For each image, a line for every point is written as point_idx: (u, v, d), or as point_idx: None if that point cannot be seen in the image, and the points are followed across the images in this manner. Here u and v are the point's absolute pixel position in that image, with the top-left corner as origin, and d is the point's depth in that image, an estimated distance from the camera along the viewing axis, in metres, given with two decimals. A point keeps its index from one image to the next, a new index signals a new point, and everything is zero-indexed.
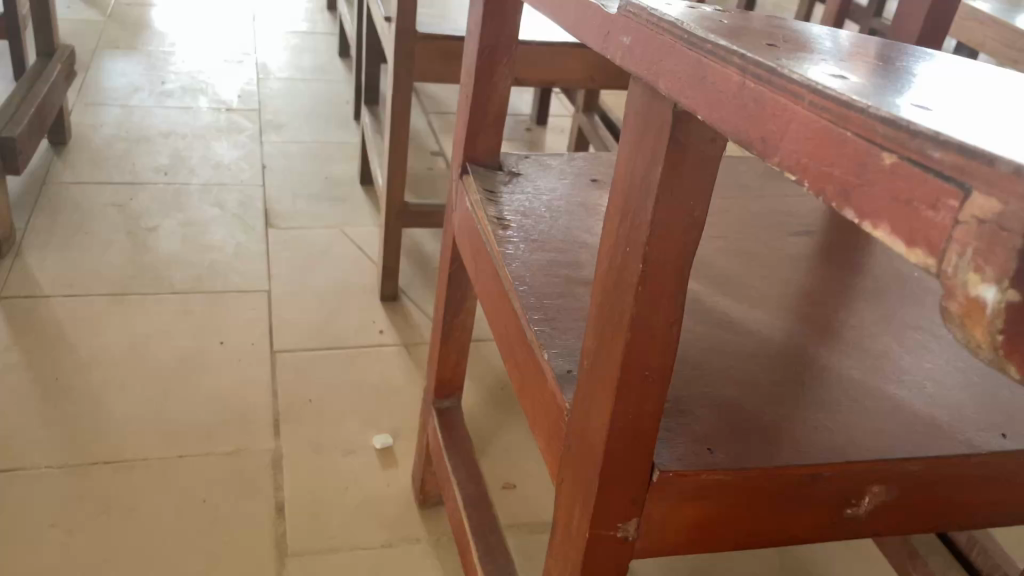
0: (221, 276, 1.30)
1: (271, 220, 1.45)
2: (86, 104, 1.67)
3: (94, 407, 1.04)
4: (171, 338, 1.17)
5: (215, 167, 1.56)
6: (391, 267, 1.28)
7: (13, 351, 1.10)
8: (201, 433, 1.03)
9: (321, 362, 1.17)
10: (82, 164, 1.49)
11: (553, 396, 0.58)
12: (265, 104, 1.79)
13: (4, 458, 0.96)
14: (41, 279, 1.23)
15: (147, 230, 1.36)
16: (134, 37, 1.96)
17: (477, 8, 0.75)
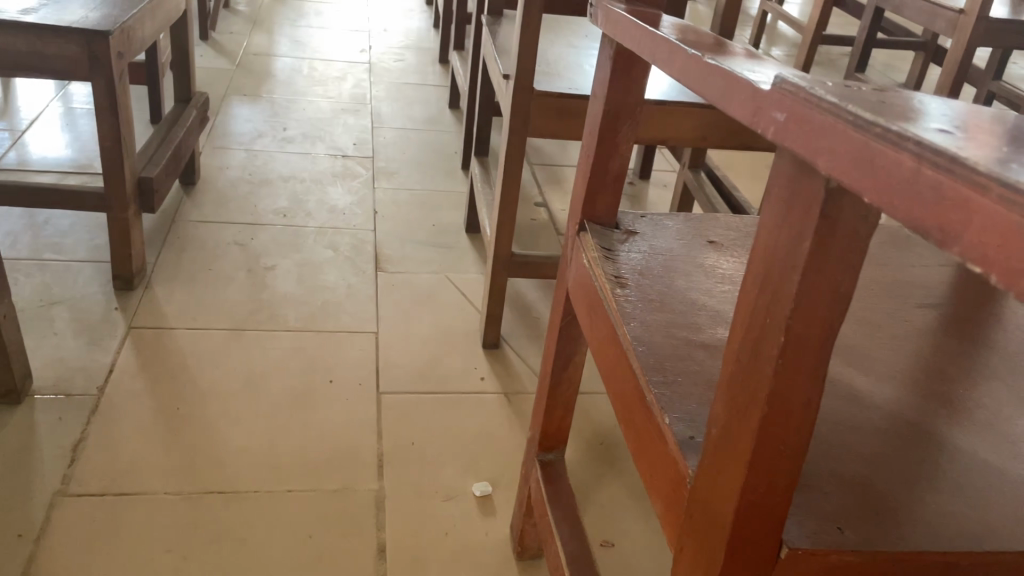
0: (332, 316, 1.35)
1: (380, 264, 1.50)
2: (214, 147, 1.77)
3: (211, 438, 1.09)
4: (283, 374, 1.21)
5: (330, 211, 1.62)
6: (494, 315, 1.30)
7: (140, 378, 1.16)
8: (309, 470, 1.06)
9: (425, 406, 1.19)
10: (209, 204, 1.58)
11: (674, 461, 0.57)
12: (378, 151, 1.87)
13: (126, 482, 1.01)
14: (168, 311, 1.30)
15: (265, 269, 1.43)
16: (259, 85, 2.08)
17: (604, 70, 0.77)
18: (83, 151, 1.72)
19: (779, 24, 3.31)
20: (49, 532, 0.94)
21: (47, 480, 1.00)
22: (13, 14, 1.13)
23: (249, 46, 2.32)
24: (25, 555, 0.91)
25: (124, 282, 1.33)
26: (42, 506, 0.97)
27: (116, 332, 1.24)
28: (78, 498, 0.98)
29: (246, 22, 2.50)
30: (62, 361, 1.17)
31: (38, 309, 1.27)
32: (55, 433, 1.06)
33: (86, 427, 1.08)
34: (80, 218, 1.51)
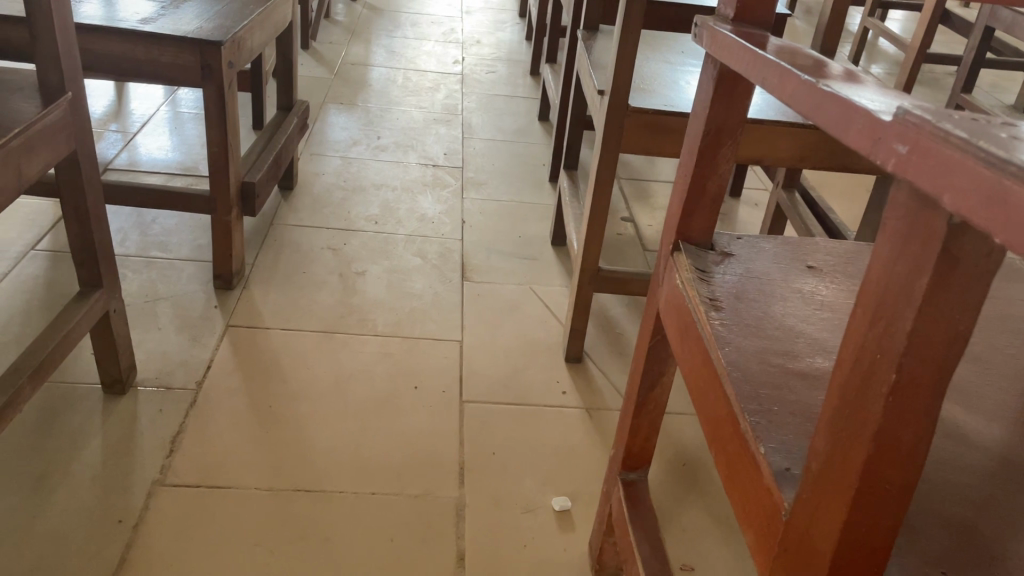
0: (419, 323, 1.37)
1: (466, 273, 1.51)
2: (312, 154, 1.83)
3: (299, 437, 1.12)
4: (370, 378, 1.24)
5: (419, 220, 1.65)
6: (578, 330, 1.30)
7: (235, 375, 1.21)
8: (392, 474, 1.08)
9: (506, 417, 1.20)
10: (305, 209, 1.64)
11: (768, 492, 0.56)
12: (468, 161, 1.89)
13: (219, 475, 1.05)
14: (264, 312, 1.35)
15: (356, 274, 1.47)
16: (356, 94, 2.14)
17: (707, 90, 0.76)
18: (190, 154, 1.81)
19: (880, 41, 3.21)
20: (147, 519, 0.98)
21: (147, 468, 1.05)
22: (133, 24, 1.19)
23: (347, 56, 2.38)
24: (124, 540, 0.95)
25: (223, 282, 1.39)
26: (141, 493, 1.01)
27: (214, 329, 1.30)
28: (174, 488, 1.02)
29: (345, 32, 2.57)
30: (165, 355, 1.23)
31: (144, 304, 1.33)
32: (155, 424, 1.11)
33: (184, 420, 1.13)
34: (185, 219, 1.58)
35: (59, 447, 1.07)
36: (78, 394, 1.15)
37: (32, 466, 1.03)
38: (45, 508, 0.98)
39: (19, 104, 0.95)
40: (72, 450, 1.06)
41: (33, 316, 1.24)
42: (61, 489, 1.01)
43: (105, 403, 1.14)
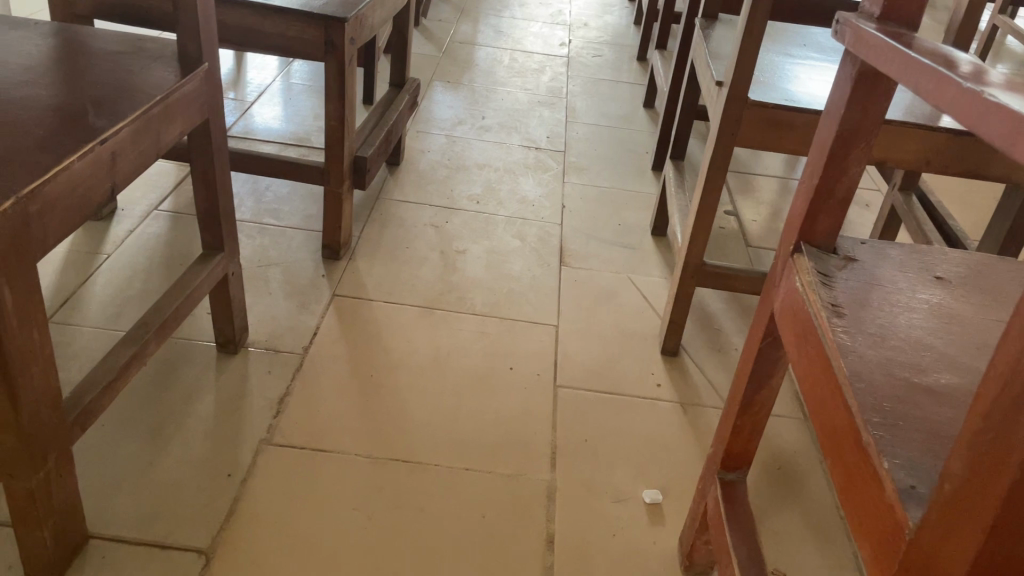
0: (516, 305, 1.38)
1: (565, 258, 1.52)
2: (418, 131, 1.86)
3: (397, 409, 1.15)
4: (467, 356, 1.26)
5: (520, 202, 1.66)
6: (677, 323, 1.29)
7: (339, 344, 1.25)
8: (486, 452, 1.10)
9: (600, 405, 1.20)
10: (409, 185, 1.67)
11: (891, 509, 0.55)
12: (570, 146, 1.89)
13: (321, 439, 1.09)
14: (368, 284, 1.39)
15: (456, 252, 1.49)
16: (462, 72, 2.16)
17: (843, 89, 0.74)
18: (302, 126, 1.86)
19: (1009, 39, 3.04)
20: (254, 475, 1.03)
21: (256, 427, 1.10)
22: None
23: (455, 35, 2.40)
24: (232, 493, 1.00)
25: (331, 252, 1.44)
26: (249, 449, 1.06)
27: (321, 298, 1.34)
28: (280, 448, 1.07)
29: (454, 11, 2.59)
30: (275, 319, 1.29)
31: (257, 270, 1.39)
32: (264, 385, 1.16)
33: (290, 383, 1.17)
34: (296, 188, 1.63)
35: (175, 400, 1.12)
36: (193, 351, 1.21)
37: (150, 416, 1.09)
38: (161, 455, 1.04)
39: (160, 72, 0.99)
40: (187, 403, 1.12)
41: (154, 274, 1.31)
42: (176, 440, 1.06)
43: (218, 361, 1.20)
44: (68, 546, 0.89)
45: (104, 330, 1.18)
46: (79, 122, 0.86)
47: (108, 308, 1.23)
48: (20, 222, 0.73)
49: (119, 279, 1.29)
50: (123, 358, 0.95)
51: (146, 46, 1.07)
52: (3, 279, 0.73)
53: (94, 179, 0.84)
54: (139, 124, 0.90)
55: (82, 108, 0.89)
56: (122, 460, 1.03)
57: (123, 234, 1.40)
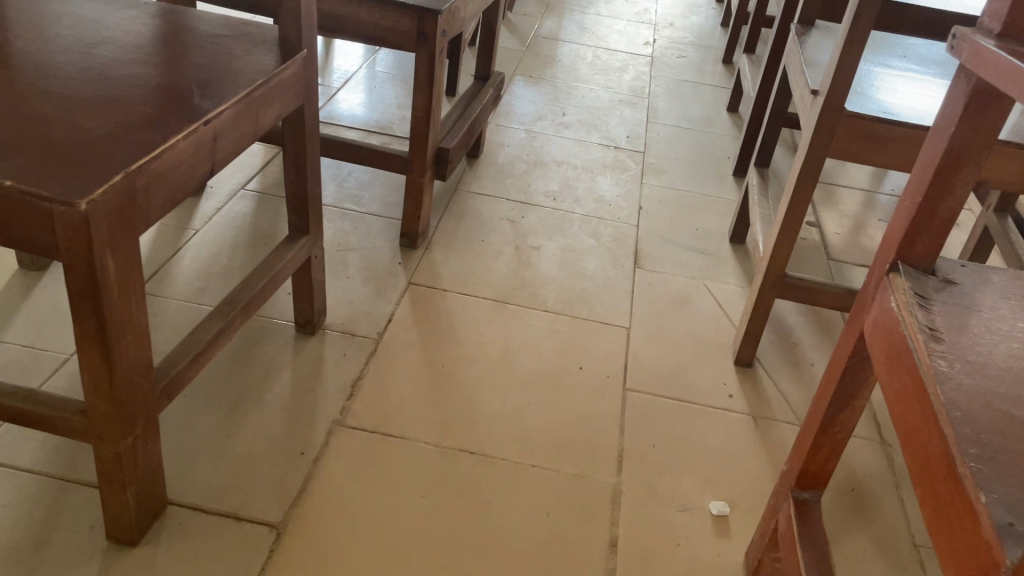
0: (589, 304, 1.38)
1: (640, 260, 1.51)
2: (498, 124, 1.87)
3: (467, 400, 1.16)
4: (538, 352, 1.26)
5: (597, 201, 1.65)
6: (753, 334, 1.27)
7: (413, 332, 1.27)
8: (553, 450, 1.10)
9: (669, 411, 1.19)
10: (487, 178, 1.68)
11: (987, 547, 0.53)
12: (650, 147, 1.87)
13: (391, 425, 1.10)
14: (443, 275, 1.40)
15: (531, 248, 1.49)
16: (544, 68, 2.15)
17: (955, 105, 0.71)
18: (385, 114, 1.89)
19: None
20: (326, 455, 1.05)
21: (329, 408, 1.12)
22: None
23: (539, 29, 2.40)
24: (305, 471, 1.03)
25: (408, 240, 1.46)
26: (323, 429, 1.09)
27: (397, 286, 1.36)
28: (352, 430, 1.09)
29: (540, 5, 2.59)
30: (352, 304, 1.31)
31: (336, 254, 1.42)
32: (339, 367, 1.19)
33: (364, 367, 1.19)
34: (377, 176, 1.66)
35: (254, 376, 1.16)
36: (273, 329, 1.24)
37: (230, 390, 1.13)
38: (239, 429, 1.07)
39: (261, 56, 1.02)
40: (265, 380, 1.15)
41: (239, 253, 1.35)
42: (253, 415, 1.09)
43: (296, 341, 1.23)
44: (149, 511, 0.93)
45: (190, 304, 1.23)
46: (184, 102, 0.89)
47: (194, 282, 1.27)
48: (127, 196, 0.76)
49: (205, 255, 1.33)
50: (211, 332, 0.98)
51: (249, 30, 1.09)
52: (109, 249, 0.75)
53: (196, 158, 0.86)
54: (240, 107, 0.93)
55: (187, 88, 0.92)
56: (202, 431, 1.06)
57: (211, 211, 1.44)
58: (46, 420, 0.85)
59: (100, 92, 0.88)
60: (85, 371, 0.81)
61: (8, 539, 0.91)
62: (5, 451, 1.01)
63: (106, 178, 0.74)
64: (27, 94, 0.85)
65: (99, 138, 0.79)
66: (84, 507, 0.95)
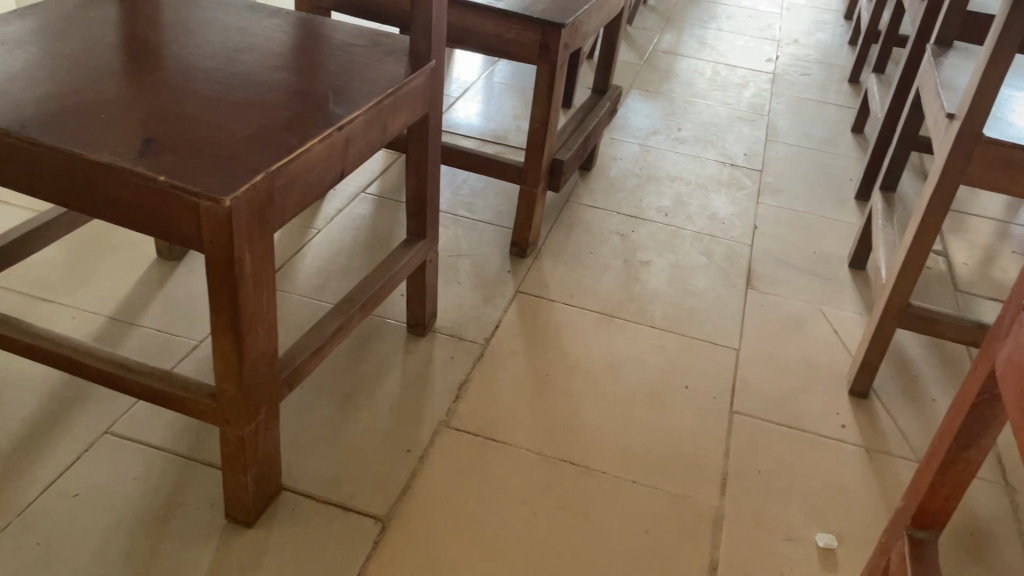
0: (698, 323, 1.36)
1: (752, 280, 1.48)
2: (613, 138, 1.87)
3: (570, 411, 1.17)
4: (643, 368, 1.26)
5: (710, 218, 1.63)
6: (870, 364, 1.23)
7: (519, 340, 1.29)
8: (654, 467, 1.09)
9: (776, 437, 1.16)
10: (599, 191, 1.68)
11: None
12: (768, 166, 1.83)
13: (494, 430, 1.12)
14: (551, 285, 1.42)
15: (641, 263, 1.49)
16: (662, 82, 2.14)
17: None
18: (501, 124, 1.92)
19: None
20: (431, 454, 1.08)
21: (436, 409, 1.15)
22: None
23: (659, 44, 2.39)
24: (410, 468, 1.06)
25: (518, 249, 1.48)
26: (428, 429, 1.11)
27: (505, 293, 1.39)
28: (457, 432, 1.11)
29: (660, 19, 2.58)
30: (462, 308, 1.34)
31: (448, 259, 1.45)
32: (447, 369, 1.22)
33: (471, 371, 1.22)
34: (490, 184, 1.69)
35: (366, 373, 1.20)
36: (386, 329, 1.29)
37: (343, 384, 1.17)
38: (350, 423, 1.11)
39: (392, 65, 1.06)
40: (376, 378, 1.19)
41: (357, 253, 1.40)
42: (364, 410, 1.13)
43: (407, 342, 1.26)
44: (265, 494, 0.98)
45: (310, 299, 1.28)
46: (320, 108, 0.93)
47: (314, 279, 1.33)
48: (266, 195, 0.80)
49: (326, 254, 1.39)
50: (330, 328, 1.02)
51: (381, 40, 1.14)
52: (247, 244, 0.80)
53: (329, 161, 0.91)
54: (371, 114, 0.97)
55: (324, 94, 0.96)
56: (316, 422, 1.11)
57: (333, 212, 1.51)
58: (179, 401, 0.91)
59: (245, 96, 0.93)
60: (218, 357, 0.86)
61: (139, 510, 0.97)
62: (138, 428, 1.08)
63: (248, 177, 0.78)
64: (180, 96, 0.91)
65: (243, 139, 0.84)
66: (205, 485, 1.01)
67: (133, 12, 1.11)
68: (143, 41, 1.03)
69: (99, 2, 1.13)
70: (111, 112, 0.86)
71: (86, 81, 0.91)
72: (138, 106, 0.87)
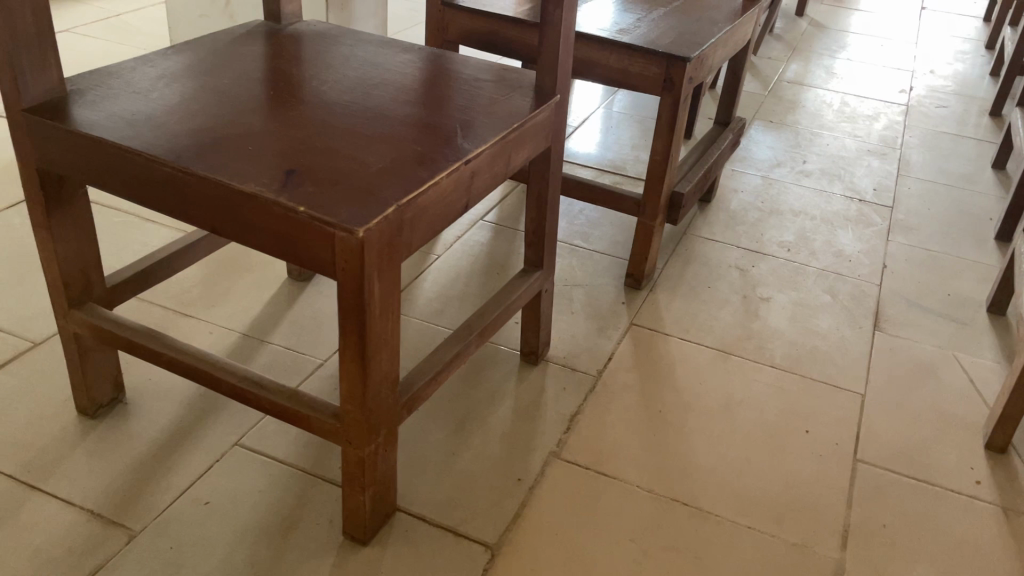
0: (820, 364, 1.32)
1: (880, 322, 1.42)
2: (735, 170, 1.84)
3: (683, 449, 1.15)
4: (761, 408, 1.22)
5: (836, 255, 1.57)
6: (1010, 418, 1.15)
7: (632, 373, 1.28)
8: (770, 513, 1.06)
9: (904, 490, 1.10)
10: (719, 224, 1.65)
11: None
12: (899, 202, 1.76)
13: (605, 464, 1.12)
14: (667, 319, 1.40)
15: (761, 299, 1.45)
16: (787, 113, 2.09)
17: None
18: (619, 154, 1.92)
19: None
20: (541, 485, 1.08)
21: (547, 439, 1.15)
22: (612, 33, 1.29)
23: (784, 73, 2.34)
24: (520, 497, 1.06)
25: (633, 281, 1.47)
26: (539, 459, 1.12)
27: (620, 325, 1.38)
28: (567, 464, 1.11)
29: (786, 49, 2.52)
30: (575, 339, 1.34)
31: (564, 289, 1.46)
32: (559, 400, 1.22)
33: (583, 403, 1.22)
34: (607, 215, 1.69)
35: (480, 399, 1.22)
36: (500, 356, 1.31)
37: (457, 410, 1.19)
38: (463, 448, 1.13)
39: (518, 100, 1.09)
40: (489, 404, 1.21)
41: (474, 280, 1.43)
42: (477, 436, 1.15)
43: (520, 370, 1.28)
44: (381, 514, 1.00)
45: (428, 324, 1.32)
46: (449, 142, 0.96)
47: (433, 304, 1.36)
48: (396, 227, 0.84)
49: (444, 280, 1.42)
50: (448, 354, 1.05)
51: (507, 75, 1.17)
52: (376, 274, 0.83)
53: (455, 194, 0.93)
54: (496, 148, 0.99)
55: (452, 128, 0.99)
56: (431, 445, 1.13)
57: (452, 238, 1.54)
58: (304, 419, 0.95)
59: (378, 130, 0.97)
60: (344, 380, 0.90)
61: (263, 521, 1.02)
62: (264, 442, 1.13)
63: (380, 209, 0.81)
64: (318, 129, 0.96)
65: (376, 172, 0.88)
66: (325, 502, 1.05)
67: (277, 49, 1.18)
68: (286, 76, 1.10)
69: (248, 39, 1.21)
70: (255, 144, 0.91)
71: (234, 114, 0.97)
72: (279, 139, 0.93)
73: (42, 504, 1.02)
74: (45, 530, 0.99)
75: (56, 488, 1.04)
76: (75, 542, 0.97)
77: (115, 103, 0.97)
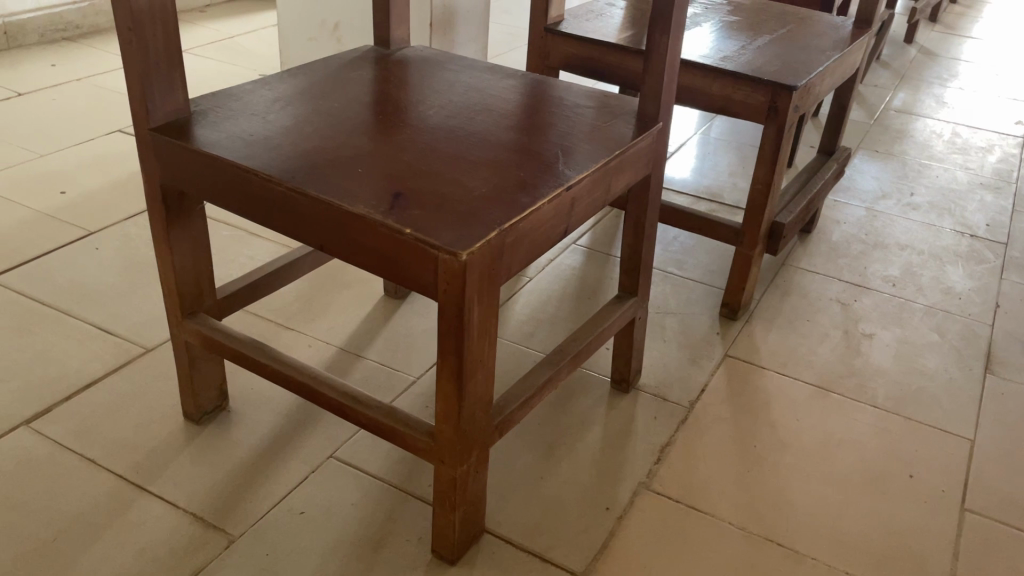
0: (925, 406, 1.26)
1: (992, 364, 1.34)
2: (837, 200, 1.79)
3: (777, 487, 1.11)
4: (862, 450, 1.18)
5: (945, 292, 1.51)
6: None
7: (726, 407, 1.25)
8: (870, 559, 1.02)
9: (1018, 545, 1.04)
10: (819, 255, 1.61)
11: None
12: (1015, 239, 1.67)
13: (696, 498, 1.09)
14: (763, 352, 1.37)
15: (863, 335, 1.40)
16: (893, 143, 2.02)
17: None
18: (715, 181, 1.90)
19: None
20: (630, 515, 1.07)
21: (637, 469, 1.14)
22: (716, 61, 1.28)
23: (891, 102, 2.26)
24: (608, 526, 1.05)
25: (729, 311, 1.44)
26: (629, 489, 1.11)
27: (713, 356, 1.36)
28: (657, 495, 1.10)
29: (894, 76, 2.44)
30: (667, 368, 1.33)
31: (657, 316, 1.44)
32: (650, 430, 1.20)
33: (674, 433, 1.20)
34: (702, 243, 1.67)
35: (570, 425, 1.21)
36: (590, 382, 1.30)
37: (547, 434, 1.19)
38: (552, 473, 1.13)
39: (620, 127, 1.09)
40: (579, 430, 1.20)
41: (566, 304, 1.43)
42: (566, 462, 1.15)
43: (610, 397, 1.27)
44: (470, 535, 1.01)
45: (520, 346, 1.32)
46: (550, 168, 0.97)
47: (525, 327, 1.37)
48: (497, 251, 0.85)
49: (537, 302, 1.43)
50: (541, 378, 1.05)
51: (609, 102, 1.17)
52: (476, 297, 0.85)
53: (555, 220, 0.94)
54: (597, 175, 0.99)
55: (554, 155, 1.00)
56: (519, 469, 1.13)
57: (545, 261, 1.55)
58: (399, 435, 0.97)
59: (482, 155, 0.99)
60: (440, 400, 0.91)
61: (354, 535, 1.04)
62: (357, 456, 1.16)
63: (483, 234, 0.83)
64: (424, 153, 0.98)
65: (479, 196, 0.89)
66: (414, 519, 1.06)
67: (386, 74, 1.22)
68: (394, 101, 1.13)
69: (358, 64, 1.25)
70: (364, 166, 0.94)
71: (344, 137, 1.01)
72: (387, 163, 0.95)
73: (148, 504, 1.07)
74: (150, 530, 1.03)
75: (161, 490, 1.09)
76: (178, 542, 1.02)
77: (235, 124, 1.02)
